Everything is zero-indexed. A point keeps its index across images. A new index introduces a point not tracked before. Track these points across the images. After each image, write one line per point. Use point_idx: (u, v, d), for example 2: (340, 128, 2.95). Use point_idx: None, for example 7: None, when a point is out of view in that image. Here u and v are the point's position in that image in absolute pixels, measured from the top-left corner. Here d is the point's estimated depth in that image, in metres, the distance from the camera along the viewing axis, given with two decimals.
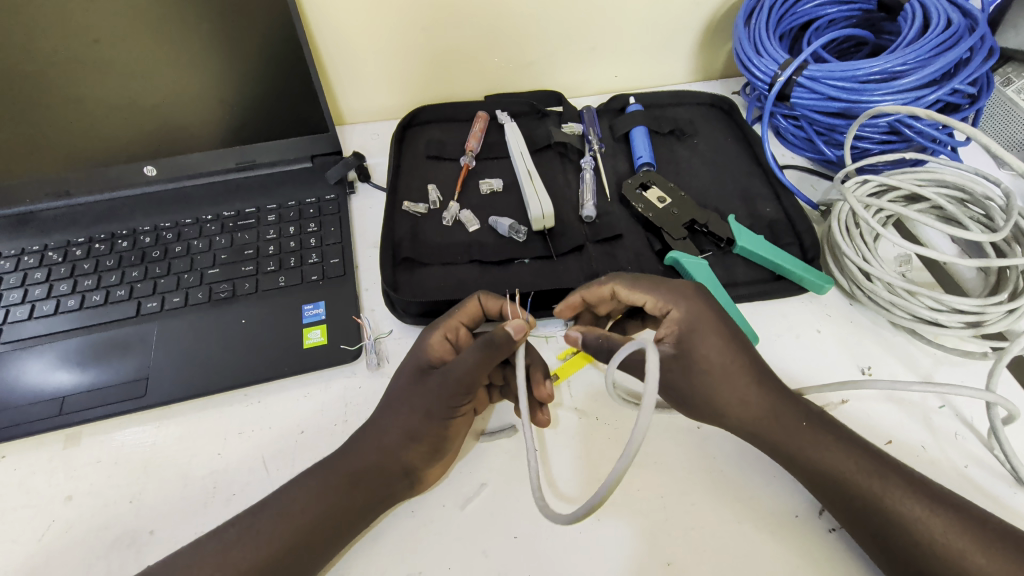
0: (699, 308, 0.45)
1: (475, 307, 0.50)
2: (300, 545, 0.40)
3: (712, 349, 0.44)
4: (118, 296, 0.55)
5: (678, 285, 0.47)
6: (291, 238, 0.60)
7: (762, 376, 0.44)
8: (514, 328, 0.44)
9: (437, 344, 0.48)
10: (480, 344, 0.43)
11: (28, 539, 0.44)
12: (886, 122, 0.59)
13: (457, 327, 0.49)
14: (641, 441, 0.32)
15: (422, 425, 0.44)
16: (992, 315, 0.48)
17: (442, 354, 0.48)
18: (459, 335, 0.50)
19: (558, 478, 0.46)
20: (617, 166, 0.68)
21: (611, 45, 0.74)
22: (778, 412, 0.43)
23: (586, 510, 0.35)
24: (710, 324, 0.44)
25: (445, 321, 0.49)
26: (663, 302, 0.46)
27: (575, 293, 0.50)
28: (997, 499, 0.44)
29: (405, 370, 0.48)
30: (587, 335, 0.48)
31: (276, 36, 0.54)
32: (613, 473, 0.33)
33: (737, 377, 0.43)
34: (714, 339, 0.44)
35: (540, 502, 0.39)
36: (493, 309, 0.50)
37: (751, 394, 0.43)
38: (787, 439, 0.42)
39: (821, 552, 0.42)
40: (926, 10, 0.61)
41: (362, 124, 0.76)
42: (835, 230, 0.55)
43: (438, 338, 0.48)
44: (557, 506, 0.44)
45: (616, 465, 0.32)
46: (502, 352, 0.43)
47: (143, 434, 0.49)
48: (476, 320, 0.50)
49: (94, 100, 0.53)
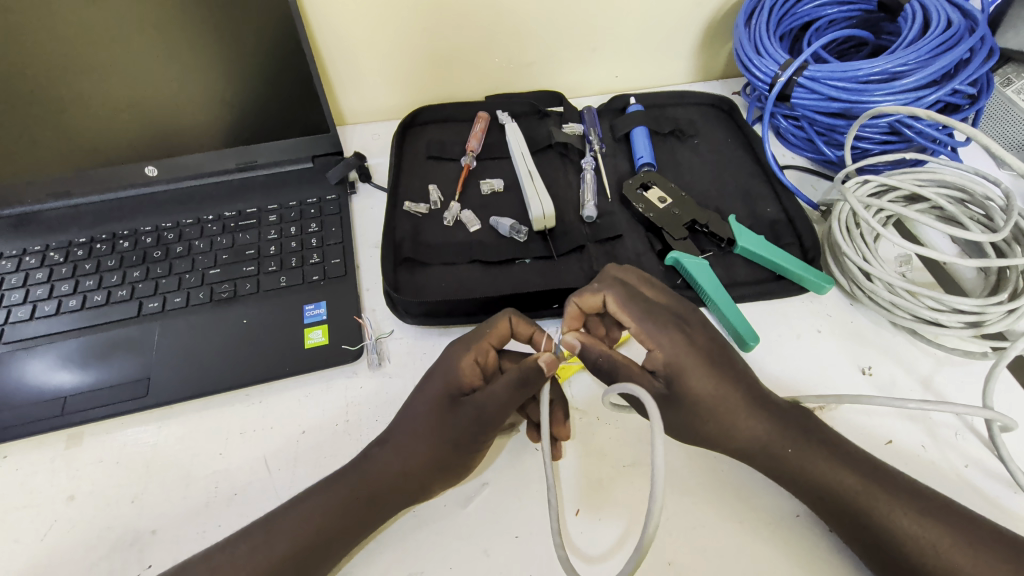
0: (685, 351, 0.44)
1: (505, 327, 0.48)
2: (302, 548, 0.40)
3: (705, 390, 0.43)
4: (120, 296, 0.55)
5: (664, 314, 0.45)
6: (292, 238, 0.60)
7: (753, 406, 0.43)
8: (544, 362, 0.44)
9: (468, 368, 0.46)
10: (512, 378, 0.43)
11: (30, 540, 0.44)
12: (886, 122, 0.59)
13: (486, 350, 0.47)
14: (657, 522, 0.32)
15: (450, 456, 0.43)
16: (992, 314, 0.48)
17: (472, 379, 0.46)
18: (488, 357, 0.48)
19: (564, 495, 0.45)
20: (617, 165, 0.68)
21: (612, 46, 0.74)
22: (767, 442, 0.42)
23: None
24: (695, 361, 0.43)
25: (476, 344, 0.47)
26: (646, 337, 0.45)
27: (571, 302, 0.48)
28: (994, 500, 0.44)
29: (432, 394, 0.45)
30: (587, 346, 0.46)
31: (276, 37, 0.54)
32: (634, 553, 0.34)
33: (725, 412, 0.43)
34: (704, 376, 0.43)
35: (566, 564, 0.38)
36: (523, 333, 0.48)
37: (739, 425, 0.43)
38: (772, 464, 0.42)
39: (821, 552, 0.42)
40: (926, 11, 0.62)
41: (363, 124, 0.77)
42: (836, 230, 0.55)
43: (468, 362, 0.46)
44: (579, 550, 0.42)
45: (641, 536, 0.33)
46: (534, 388, 0.44)
47: (145, 434, 0.49)
48: (503, 341, 0.48)
49: (97, 101, 0.53)
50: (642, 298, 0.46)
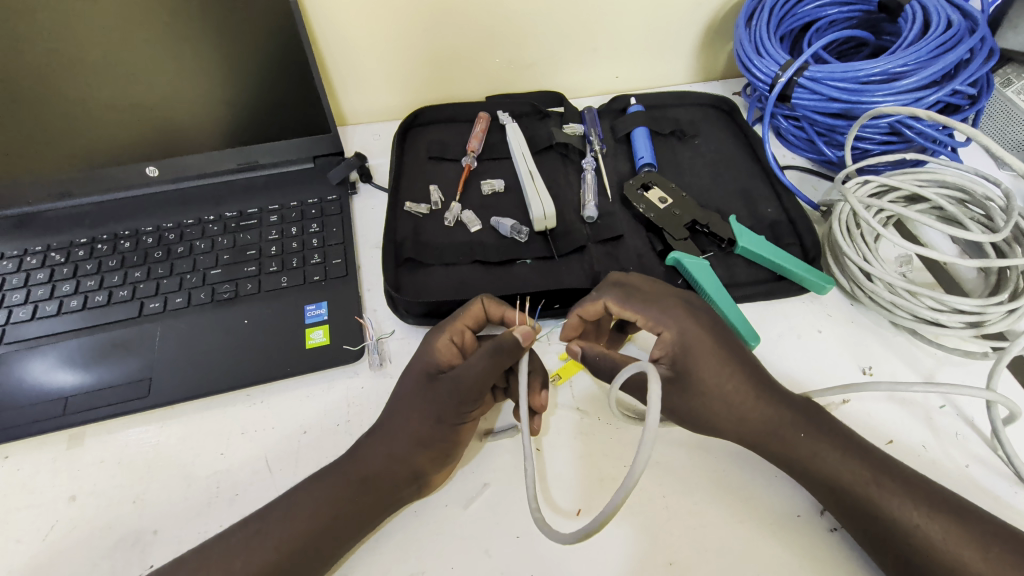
0: (691, 330, 0.45)
1: (478, 309, 0.49)
2: (304, 546, 0.40)
3: (710, 375, 0.43)
4: (121, 296, 0.55)
5: (666, 299, 0.47)
6: (293, 238, 0.60)
7: (763, 391, 0.44)
8: (521, 335, 0.43)
9: (445, 348, 0.47)
10: (489, 349, 0.43)
11: (32, 539, 0.44)
12: (886, 122, 0.59)
13: (462, 330, 0.49)
14: (645, 465, 0.32)
15: (434, 432, 0.44)
16: (993, 315, 0.49)
17: (450, 358, 0.47)
18: (465, 338, 0.49)
19: (560, 494, 0.45)
20: (618, 166, 0.68)
21: (613, 46, 0.74)
22: (778, 428, 0.43)
23: (575, 536, 0.35)
24: (705, 346, 0.44)
25: (450, 326, 0.48)
26: (653, 324, 0.46)
27: (573, 311, 0.49)
28: (997, 498, 0.44)
29: (413, 374, 0.47)
30: (586, 350, 0.48)
31: (277, 35, 0.54)
32: (609, 505, 0.34)
33: (735, 398, 0.43)
34: (712, 360, 0.44)
35: (538, 520, 0.38)
36: (495, 314, 0.50)
37: (750, 410, 0.43)
38: (785, 451, 0.42)
39: (823, 551, 0.42)
40: (926, 11, 0.62)
41: (364, 124, 0.77)
42: (835, 231, 0.55)
43: (445, 343, 0.48)
44: (553, 526, 0.43)
45: (611, 499, 0.33)
46: (511, 359, 0.43)
47: (147, 434, 0.49)
48: (479, 323, 0.50)
49: (97, 100, 0.53)
50: (642, 291, 0.47)
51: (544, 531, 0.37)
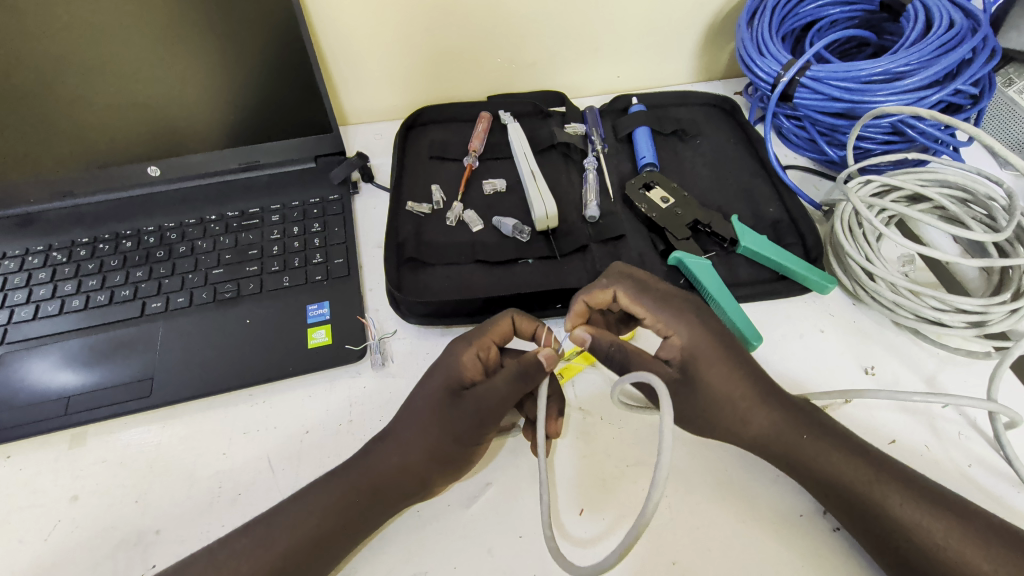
0: (702, 338, 0.44)
1: (508, 325, 0.49)
2: (306, 548, 0.40)
3: (717, 377, 0.43)
4: (123, 296, 0.55)
5: (671, 299, 0.47)
6: (295, 238, 0.60)
7: (766, 395, 0.44)
8: (544, 357, 0.44)
9: (470, 363, 0.47)
10: (513, 372, 0.44)
11: (35, 539, 0.44)
12: (888, 122, 0.59)
13: (489, 345, 0.48)
14: (658, 501, 0.33)
15: (445, 442, 0.43)
16: (995, 314, 0.48)
17: (474, 374, 0.47)
18: (491, 354, 0.49)
19: (563, 496, 0.45)
20: (620, 165, 0.68)
21: (615, 45, 0.74)
22: (782, 431, 0.42)
23: (595, 570, 0.35)
24: (715, 355, 0.44)
25: (479, 340, 0.48)
26: (664, 325, 0.46)
27: (578, 299, 0.49)
28: (998, 499, 0.44)
29: (433, 387, 0.46)
30: (596, 339, 0.47)
31: (278, 35, 0.54)
32: (621, 542, 0.34)
33: (741, 401, 0.43)
34: (718, 367, 0.44)
35: (554, 551, 0.39)
36: (526, 330, 0.49)
37: (755, 413, 0.43)
38: (788, 451, 0.42)
39: (825, 551, 0.42)
40: (928, 11, 0.62)
41: (365, 124, 0.77)
42: (839, 230, 0.55)
43: (471, 357, 0.47)
44: (570, 557, 0.42)
45: (624, 538, 0.33)
46: (533, 383, 0.44)
47: (149, 433, 0.49)
48: (507, 339, 0.50)
49: (100, 101, 0.54)
50: (655, 290, 0.48)
51: (569, 571, 0.37)
